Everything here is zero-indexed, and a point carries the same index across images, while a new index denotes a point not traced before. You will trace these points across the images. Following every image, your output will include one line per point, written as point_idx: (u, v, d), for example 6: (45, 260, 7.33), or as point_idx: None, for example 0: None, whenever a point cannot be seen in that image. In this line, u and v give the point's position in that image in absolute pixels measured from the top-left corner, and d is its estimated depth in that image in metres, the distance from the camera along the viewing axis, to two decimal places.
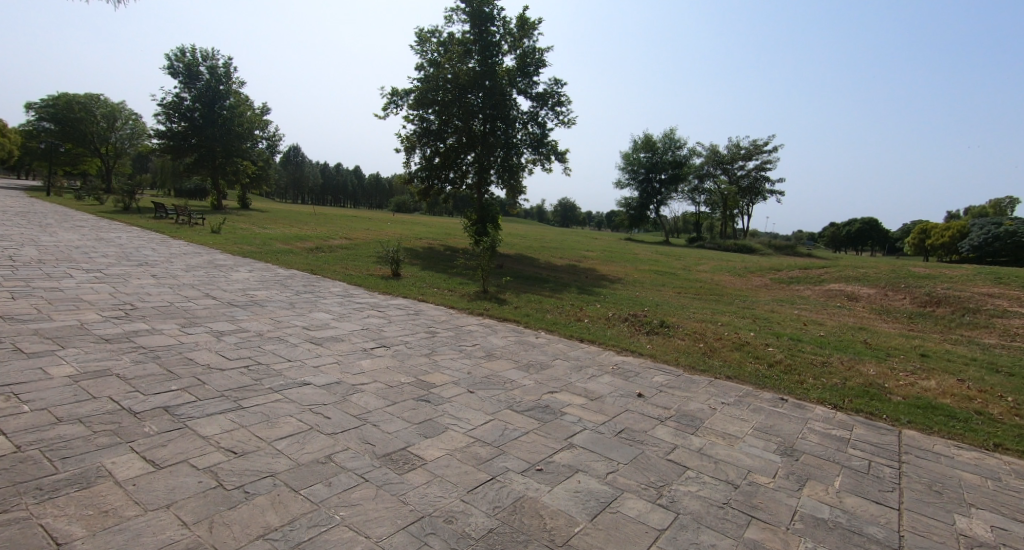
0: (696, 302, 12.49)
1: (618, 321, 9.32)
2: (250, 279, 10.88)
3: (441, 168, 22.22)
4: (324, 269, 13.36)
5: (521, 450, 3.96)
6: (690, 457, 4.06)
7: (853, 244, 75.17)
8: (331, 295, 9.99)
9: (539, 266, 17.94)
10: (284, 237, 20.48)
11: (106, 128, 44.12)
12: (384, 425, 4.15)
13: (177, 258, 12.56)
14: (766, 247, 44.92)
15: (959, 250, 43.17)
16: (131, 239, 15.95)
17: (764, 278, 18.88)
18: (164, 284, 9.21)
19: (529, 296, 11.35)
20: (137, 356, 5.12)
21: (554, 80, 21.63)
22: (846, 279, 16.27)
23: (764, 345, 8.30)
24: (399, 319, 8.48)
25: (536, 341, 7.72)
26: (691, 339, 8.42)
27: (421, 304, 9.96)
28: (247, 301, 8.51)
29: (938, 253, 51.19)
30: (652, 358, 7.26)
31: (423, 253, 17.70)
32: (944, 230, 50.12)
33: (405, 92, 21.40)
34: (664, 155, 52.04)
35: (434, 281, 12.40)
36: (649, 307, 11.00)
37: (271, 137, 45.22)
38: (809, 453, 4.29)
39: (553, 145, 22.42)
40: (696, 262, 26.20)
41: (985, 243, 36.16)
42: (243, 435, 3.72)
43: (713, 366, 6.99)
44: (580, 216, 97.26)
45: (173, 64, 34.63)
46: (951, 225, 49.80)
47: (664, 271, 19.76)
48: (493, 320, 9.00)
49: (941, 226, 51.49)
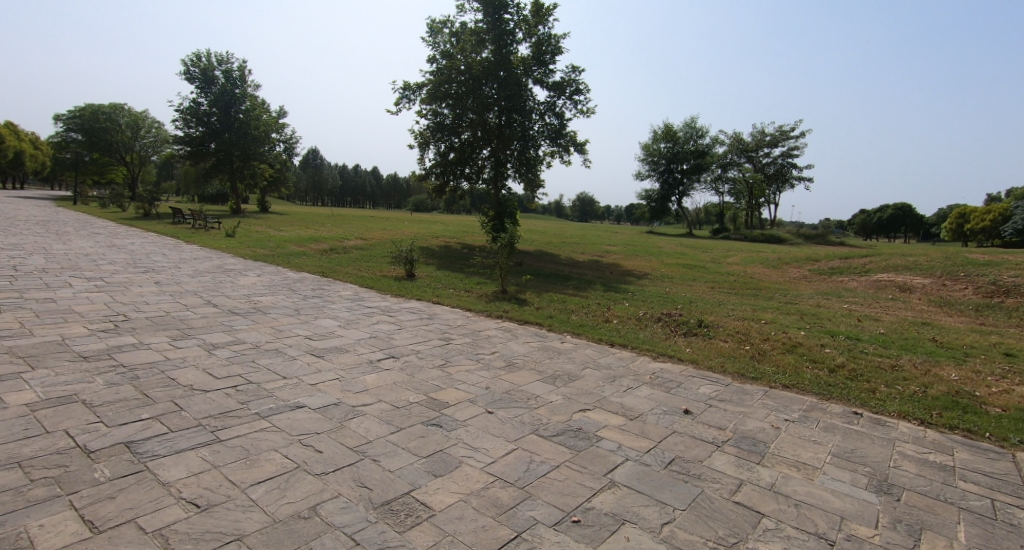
0: (733, 298, 11.55)
1: (651, 322, 8.49)
2: (258, 284, 10.36)
3: (457, 164, 21.61)
4: (336, 271, 12.83)
5: (553, 492, 3.21)
6: (764, 499, 3.26)
7: (885, 231, 72.55)
8: (341, 299, 9.37)
9: (562, 262, 17.14)
10: (299, 239, 20.07)
11: (130, 137, 44.49)
12: (386, 462, 3.44)
13: (185, 264, 12.11)
14: (796, 237, 43.31)
15: (1001, 233, 41.24)
16: (144, 245, 15.65)
17: (801, 270, 17.80)
18: (165, 292, 8.68)
19: (551, 295, 10.59)
20: (110, 378, 4.48)
21: (572, 68, 20.77)
22: (893, 269, 15.10)
23: (818, 346, 7.41)
24: (412, 325, 7.78)
25: (562, 347, 6.93)
26: (735, 341, 7.58)
27: (436, 307, 9.25)
28: (250, 309, 7.92)
29: (978, 239, 48.85)
30: (694, 364, 6.45)
31: (439, 252, 17.07)
32: (984, 215, 47.77)
33: (417, 85, 20.78)
34: (686, 145, 50.62)
35: (450, 281, 11.74)
36: (684, 305, 10.14)
37: (288, 139, 45.06)
38: (911, 491, 3.48)
39: (571, 135, 21.52)
40: (725, 254, 25.09)
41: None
42: (212, 480, 3.03)
43: (765, 373, 6.17)
44: (599, 211, 96.00)
45: (190, 69, 34.66)
46: (992, 209, 47.39)
47: (693, 265, 18.81)
48: (514, 324, 8.24)
49: (982, 210, 49.03)
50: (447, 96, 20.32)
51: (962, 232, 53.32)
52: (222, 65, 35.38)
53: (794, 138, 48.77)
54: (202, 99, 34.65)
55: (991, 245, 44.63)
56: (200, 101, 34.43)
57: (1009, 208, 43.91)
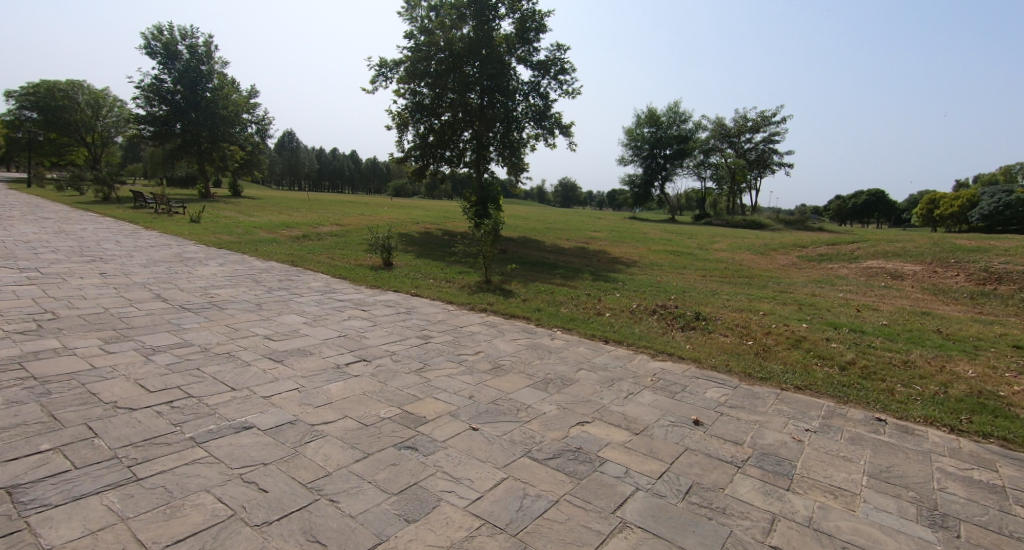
0: (727, 287, 11.07)
1: (645, 315, 7.95)
2: (219, 275, 9.52)
3: (437, 146, 20.73)
4: (307, 260, 12.01)
5: (552, 541, 2.62)
6: (805, 543, 2.72)
7: (859, 217, 73.64)
8: (309, 292, 8.61)
9: (546, 249, 16.53)
10: (269, 225, 19.09)
11: (91, 117, 42.41)
12: (347, 504, 2.79)
13: (139, 253, 11.16)
14: (776, 223, 43.37)
15: (971, 218, 41.99)
16: (98, 231, 14.57)
17: (789, 256, 17.45)
18: (109, 284, 7.83)
19: (538, 286, 9.97)
20: (13, 395, 3.73)
21: (557, 46, 19.98)
22: (883, 255, 14.78)
23: (824, 340, 6.92)
24: (387, 321, 7.09)
25: (552, 346, 6.33)
26: (737, 336, 7.06)
27: (414, 300, 8.55)
28: (204, 304, 7.15)
29: (947, 224, 49.73)
30: (696, 363, 5.91)
31: (419, 239, 16.31)
32: (953, 199, 48.60)
33: (394, 63, 19.79)
34: (669, 130, 50.28)
35: (429, 271, 11.05)
36: (677, 295, 9.62)
37: (259, 121, 43.34)
38: (968, 524, 2.97)
39: (556, 117, 20.78)
40: (710, 240, 24.72)
41: (996, 212, 35.25)
42: (114, 541, 2.35)
43: (773, 371, 5.67)
44: (580, 197, 95.48)
45: (151, 44, 32.83)
46: (962, 194, 48.22)
47: (679, 251, 18.39)
48: (499, 318, 7.61)
49: (952, 195, 49.88)
50: (426, 75, 19.40)
51: (933, 218, 54.21)
52: (186, 40, 33.66)
53: (775, 123, 48.66)
54: (165, 76, 32.95)
55: (962, 230, 45.48)
56: (164, 79, 32.73)
57: (978, 194, 44.62)
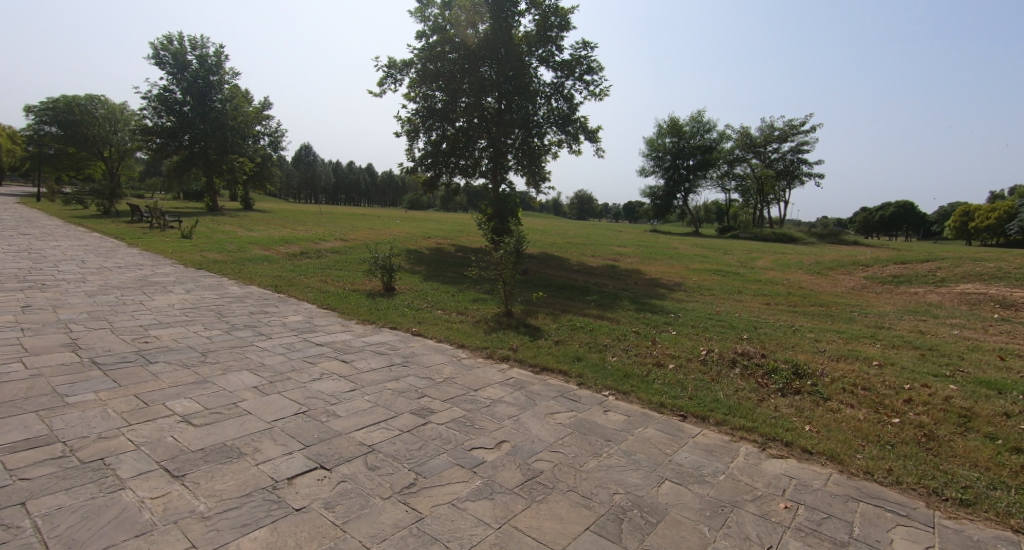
0: (805, 321, 8.95)
1: (723, 367, 5.90)
2: (177, 306, 7.68)
3: (450, 154, 18.94)
4: (295, 284, 10.18)
5: None
6: None
7: (887, 229, 70.47)
8: (283, 331, 6.73)
9: (573, 269, 14.58)
10: (267, 241, 17.45)
11: (109, 131, 41.49)
12: None
13: (96, 276, 9.41)
14: (808, 237, 40.82)
15: (1008, 231, 39.48)
16: (70, 248, 12.99)
17: (853, 276, 15.24)
18: (18, 324, 6.02)
19: (572, 320, 7.98)
20: None
21: (582, 44, 18.18)
22: (975, 278, 12.45)
23: (1001, 414, 4.74)
24: (372, 380, 5.12)
25: (608, 430, 4.30)
26: (866, 407, 4.95)
27: (415, 343, 6.59)
28: (127, 353, 5.25)
29: (983, 239, 46.57)
30: (837, 464, 3.82)
31: (429, 257, 14.49)
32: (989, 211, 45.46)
33: (404, 64, 18.15)
34: (692, 140, 48.08)
35: (438, 299, 9.15)
36: (749, 336, 7.54)
37: (272, 133, 42.42)
38: None
39: (582, 122, 18.92)
40: (749, 256, 22.44)
41: None
42: None
43: (968, 480, 3.57)
44: (597, 209, 93.71)
45: (159, 54, 31.77)
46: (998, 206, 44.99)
47: (721, 270, 16.27)
48: (526, 374, 5.62)
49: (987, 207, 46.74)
50: (439, 76, 17.70)
51: (967, 231, 51.12)
52: (196, 50, 32.60)
53: (805, 133, 46.19)
54: (175, 87, 31.94)
55: (1001, 244, 42.44)
56: (173, 89, 31.74)
57: (1016, 205, 41.87)
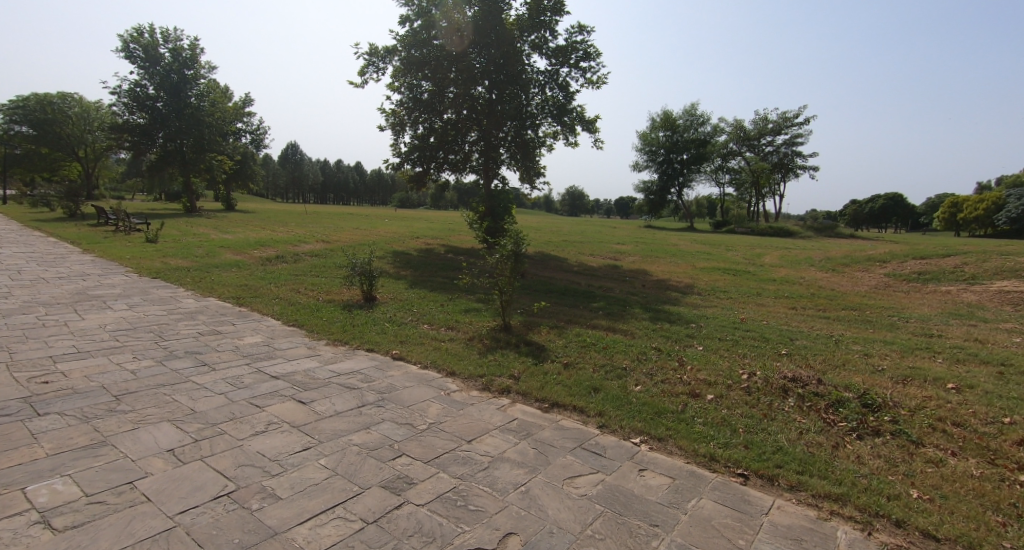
0: (843, 329, 7.84)
1: (777, 399, 4.75)
2: (108, 328, 6.42)
3: (438, 149, 17.69)
4: (261, 294, 8.93)
5: None
6: None
7: (878, 221, 69.99)
8: (232, 359, 5.51)
9: (572, 270, 13.45)
10: (240, 243, 16.12)
11: (83, 130, 39.67)
12: None
13: (25, 291, 8.10)
14: (804, 230, 39.87)
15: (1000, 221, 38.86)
16: (12, 256, 11.60)
17: (871, 274, 14.20)
18: None
19: (580, 335, 6.82)
20: None
21: (578, 28, 16.99)
22: (1009, 275, 11.44)
23: None
24: (333, 431, 3.93)
25: (651, 505, 3.16)
26: (975, 455, 3.82)
27: (395, 371, 5.38)
28: (12, 403, 4.03)
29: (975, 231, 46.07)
30: None
31: (416, 259, 13.29)
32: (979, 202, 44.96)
33: (386, 50, 16.84)
34: (686, 133, 47.04)
35: (424, 311, 7.96)
36: (790, 352, 6.41)
37: (254, 130, 40.86)
38: None
39: (579, 112, 17.77)
40: (754, 252, 21.37)
41: None
42: None
43: None
44: (588, 205, 92.62)
45: (130, 46, 30.05)
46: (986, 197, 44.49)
47: (729, 269, 15.21)
48: (532, 414, 4.47)
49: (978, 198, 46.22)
50: (424, 64, 16.41)
51: (956, 222, 50.69)
52: (169, 43, 30.93)
53: (799, 124, 45.39)
54: (147, 82, 30.27)
55: (994, 235, 41.88)
56: (145, 84, 30.08)
57: (1005, 195, 41.23)
